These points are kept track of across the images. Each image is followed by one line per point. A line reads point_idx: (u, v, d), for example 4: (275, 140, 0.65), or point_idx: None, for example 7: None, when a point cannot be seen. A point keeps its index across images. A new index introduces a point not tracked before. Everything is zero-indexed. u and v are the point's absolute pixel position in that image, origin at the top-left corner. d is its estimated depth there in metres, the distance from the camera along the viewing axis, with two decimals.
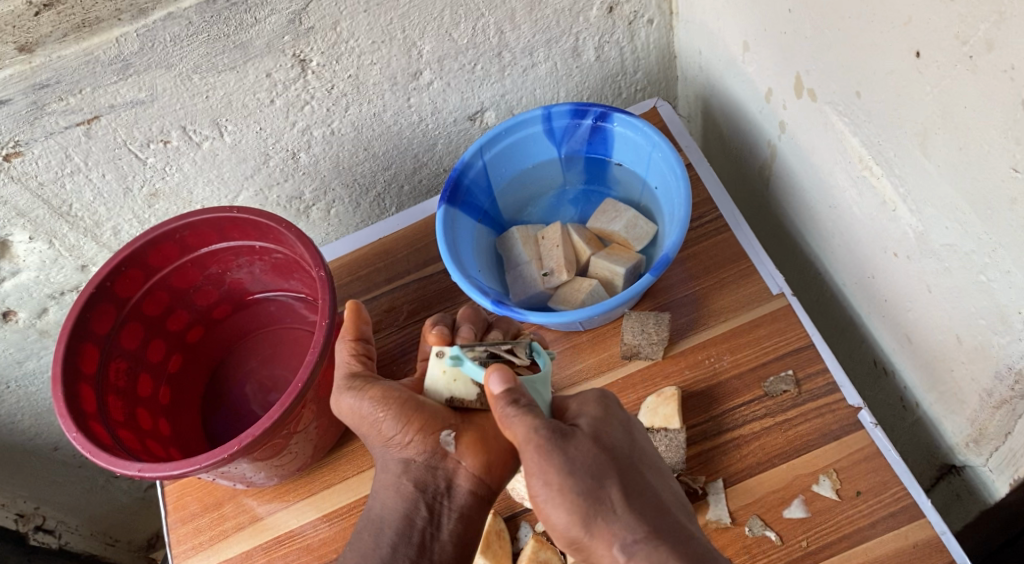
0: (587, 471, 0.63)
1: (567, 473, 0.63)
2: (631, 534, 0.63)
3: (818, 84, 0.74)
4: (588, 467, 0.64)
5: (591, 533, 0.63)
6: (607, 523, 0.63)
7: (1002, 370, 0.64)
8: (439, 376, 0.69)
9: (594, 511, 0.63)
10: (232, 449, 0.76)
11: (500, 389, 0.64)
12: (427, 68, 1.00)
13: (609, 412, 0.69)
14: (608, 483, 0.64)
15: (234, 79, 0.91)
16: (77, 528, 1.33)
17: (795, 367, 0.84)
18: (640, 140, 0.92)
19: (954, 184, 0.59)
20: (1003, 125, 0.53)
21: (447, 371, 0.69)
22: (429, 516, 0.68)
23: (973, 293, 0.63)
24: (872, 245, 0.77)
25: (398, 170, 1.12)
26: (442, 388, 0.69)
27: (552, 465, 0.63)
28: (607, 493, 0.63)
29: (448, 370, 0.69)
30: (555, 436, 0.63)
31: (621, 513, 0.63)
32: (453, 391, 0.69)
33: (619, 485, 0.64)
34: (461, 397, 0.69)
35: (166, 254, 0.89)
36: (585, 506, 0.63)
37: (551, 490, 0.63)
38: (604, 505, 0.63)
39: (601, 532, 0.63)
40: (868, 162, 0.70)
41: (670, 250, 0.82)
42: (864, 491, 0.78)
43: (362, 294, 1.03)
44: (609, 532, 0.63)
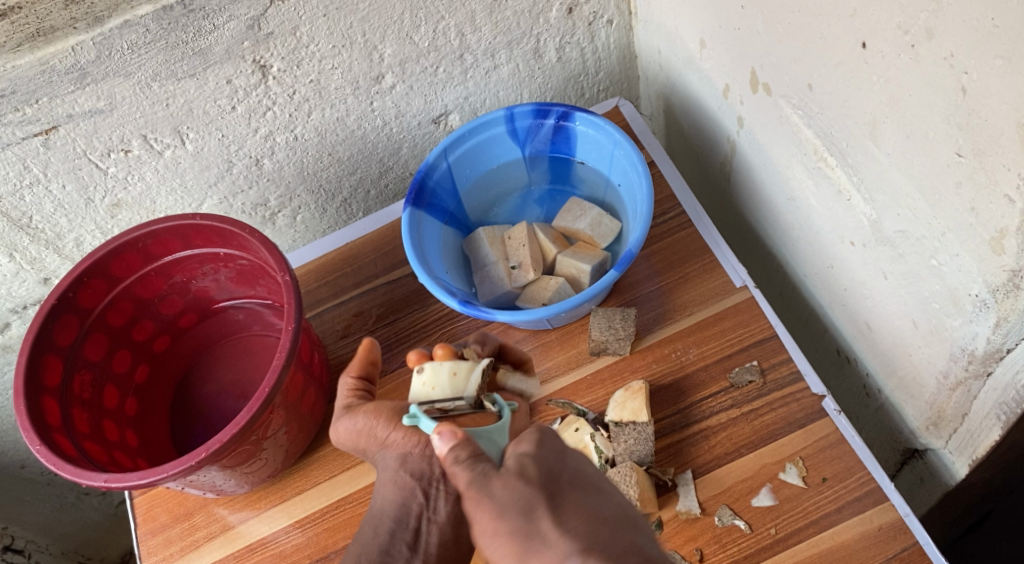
0: (507, 506, 0.58)
1: (494, 513, 0.58)
2: (571, 562, 0.54)
3: (772, 79, 0.75)
4: (513, 499, 0.58)
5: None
6: None
7: (956, 352, 0.65)
8: (420, 388, 0.70)
9: None
10: (200, 456, 0.75)
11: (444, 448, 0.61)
12: (389, 72, 1.00)
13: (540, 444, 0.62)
14: (538, 512, 0.57)
15: (195, 87, 0.90)
16: (48, 548, 1.31)
17: (760, 357, 0.86)
18: (602, 138, 0.92)
19: (905, 172, 0.61)
20: (946, 111, 0.54)
21: (428, 380, 0.69)
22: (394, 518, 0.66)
23: (926, 277, 0.64)
24: (830, 235, 0.79)
25: (364, 175, 1.12)
26: (422, 396, 0.69)
27: (482, 511, 0.58)
28: (538, 521, 0.57)
29: (427, 380, 0.69)
30: (479, 479, 0.59)
31: (556, 541, 0.56)
32: (431, 397, 0.69)
33: (548, 507, 0.57)
34: (440, 401, 0.68)
35: (129, 263, 0.88)
36: None
37: (487, 531, 0.58)
38: (536, 536, 0.56)
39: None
40: (822, 153, 0.72)
41: (634, 246, 0.83)
42: (830, 477, 0.79)
43: (330, 299, 1.02)
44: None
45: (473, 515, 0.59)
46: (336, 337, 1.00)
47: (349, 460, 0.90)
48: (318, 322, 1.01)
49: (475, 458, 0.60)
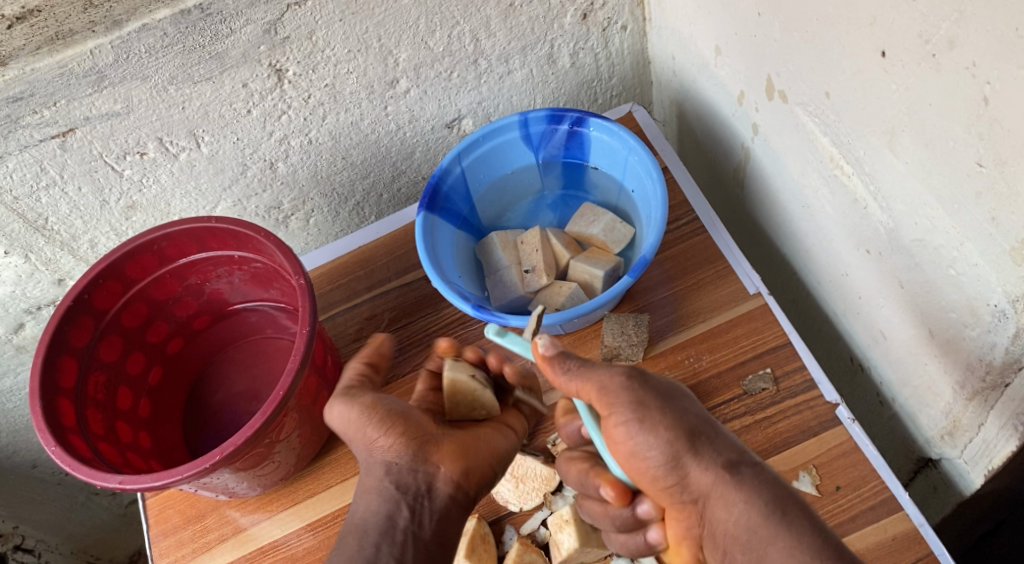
0: (674, 403, 0.65)
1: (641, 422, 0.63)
2: (728, 456, 0.64)
3: (789, 86, 0.75)
4: (670, 397, 0.66)
5: (695, 453, 0.63)
6: (703, 454, 0.63)
7: (974, 362, 0.65)
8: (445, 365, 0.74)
9: (693, 444, 0.63)
10: (214, 459, 0.75)
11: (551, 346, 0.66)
12: (403, 76, 1.00)
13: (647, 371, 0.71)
14: (694, 414, 0.66)
15: (210, 90, 0.91)
16: (58, 547, 1.31)
17: (774, 365, 0.85)
18: (616, 144, 0.92)
19: (923, 181, 0.60)
20: (967, 121, 0.53)
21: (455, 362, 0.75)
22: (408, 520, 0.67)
23: (944, 287, 0.64)
24: (845, 243, 0.79)
25: (377, 179, 1.13)
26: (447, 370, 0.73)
27: (650, 395, 0.64)
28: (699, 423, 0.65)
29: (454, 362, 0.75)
30: (635, 374, 0.66)
31: (715, 438, 0.65)
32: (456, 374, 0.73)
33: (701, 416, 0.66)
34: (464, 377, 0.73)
35: (144, 265, 0.88)
36: (682, 438, 0.63)
37: (648, 419, 0.64)
38: (701, 427, 0.65)
39: (702, 455, 0.63)
40: (839, 161, 0.72)
41: (648, 252, 0.83)
42: (843, 486, 0.78)
43: (342, 302, 1.03)
44: (710, 456, 0.64)
45: (621, 399, 0.64)
46: (348, 339, 1.00)
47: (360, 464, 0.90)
48: (330, 325, 1.01)
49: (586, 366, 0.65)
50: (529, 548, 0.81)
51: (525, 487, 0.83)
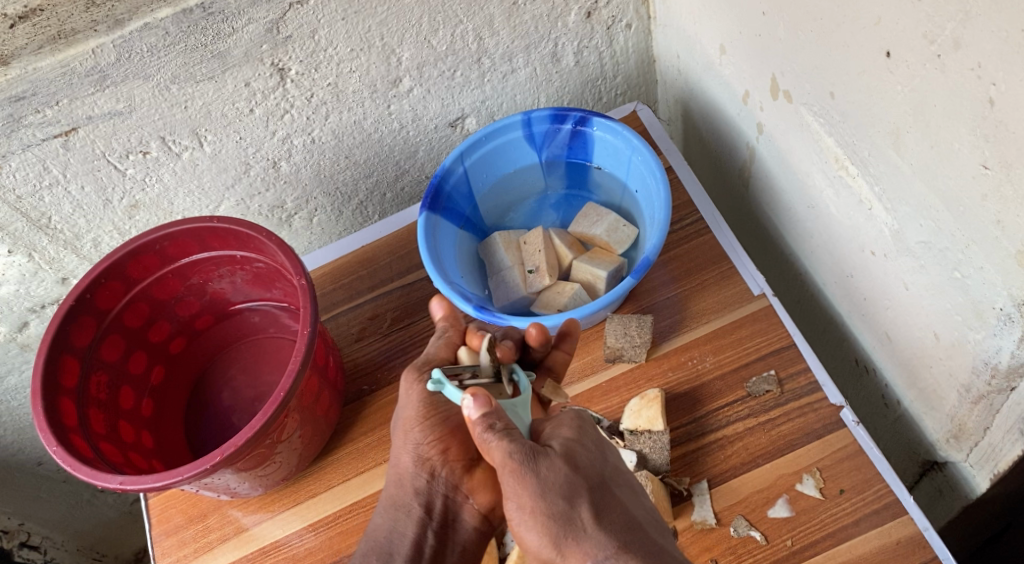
0: (556, 492, 0.62)
1: (537, 492, 0.62)
2: (602, 551, 0.60)
3: (793, 86, 0.75)
4: (558, 486, 0.62)
5: (563, 554, 0.61)
6: (578, 543, 0.61)
7: (979, 365, 0.64)
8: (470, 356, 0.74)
9: (566, 532, 0.61)
10: (215, 460, 0.75)
11: (478, 412, 0.64)
12: (406, 75, 1.00)
13: (584, 434, 0.67)
14: (581, 503, 0.62)
15: (213, 89, 0.91)
16: (63, 544, 1.33)
17: (778, 367, 0.85)
18: (620, 144, 0.91)
19: (928, 183, 0.59)
20: (972, 122, 0.52)
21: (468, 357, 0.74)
22: None
23: (950, 288, 0.63)
24: (850, 244, 0.78)
25: (380, 178, 1.13)
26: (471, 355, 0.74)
27: (524, 491, 0.62)
28: (579, 513, 0.62)
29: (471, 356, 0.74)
30: (526, 458, 0.63)
31: (593, 531, 0.61)
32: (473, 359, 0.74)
33: (592, 503, 0.62)
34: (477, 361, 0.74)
35: (147, 265, 0.88)
36: (556, 526, 0.62)
37: (523, 513, 0.62)
38: (575, 524, 0.61)
39: (574, 553, 0.61)
40: (843, 161, 0.72)
41: (651, 253, 0.83)
42: (847, 489, 0.78)
43: (344, 302, 1.02)
44: (583, 552, 0.61)
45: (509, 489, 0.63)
46: (350, 339, 0.99)
47: (363, 464, 0.90)
48: (333, 325, 1.01)
49: (504, 441, 0.63)
50: None
51: None
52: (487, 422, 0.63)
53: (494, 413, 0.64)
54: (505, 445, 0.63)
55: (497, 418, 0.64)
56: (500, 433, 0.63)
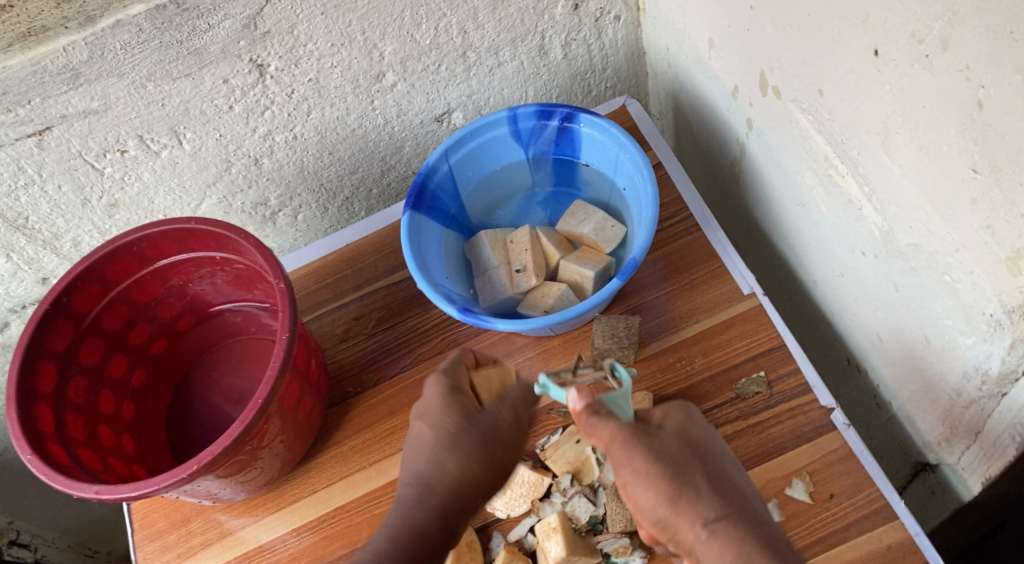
0: (668, 459, 0.67)
1: (649, 459, 0.66)
2: (712, 513, 0.65)
3: (782, 82, 0.73)
4: (670, 455, 0.67)
5: (677, 510, 0.65)
6: (692, 502, 0.65)
7: (970, 370, 0.62)
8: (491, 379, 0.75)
9: (681, 491, 0.66)
10: (192, 469, 0.74)
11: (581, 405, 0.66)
12: (390, 70, 0.98)
13: (692, 416, 0.71)
14: (693, 471, 0.67)
15: (190, 87, 0.89)
16: (55, 541, 1.32)
17: (767, 368, 0.83)
18: (607, 141, 0.89)
19: (917, 184, 0.57)
20: (960, 125, 0.50)
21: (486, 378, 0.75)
22: (390, 531, 0.68)
23: (940, 292, 0.61)
24: (841, 244, 0.77)
25: (365, 174, 1.11)
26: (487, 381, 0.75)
27: (638, 455, 0.66)
28: (693, 480, 0.66)
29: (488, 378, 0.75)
30: (637, 431, 0.67)
31: (705, 494, 0.66)
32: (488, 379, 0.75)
33: (704, 473, 0.67)
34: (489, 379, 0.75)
35: (125, 266, 0.86)
36: (671, 487, 0.65)
37: (637, 476, 0.66)
38: (690, 486, 0.66)
39: (687, 511, 0.65)
40: (833, 160, 0.70)
41: (638, 255, 0.81)
42: (837, 493, 0.76)
43: (329, 301, 1.01)
44: (695, 511, 0.65)
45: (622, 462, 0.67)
46: (335, 340, 0.98)
47: (347, 468, 0.89)
48: (317, 325, 0.99)
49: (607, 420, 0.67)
50: (516, 556, 0.78)
51: (514, 493, 0.80)
52: (591, 409, 0.67)
53: (597, 402, 0.67)
54: (609, 423, 0.67)
55: (601, 404, 0.67)
56: (603, 416, 0.66)
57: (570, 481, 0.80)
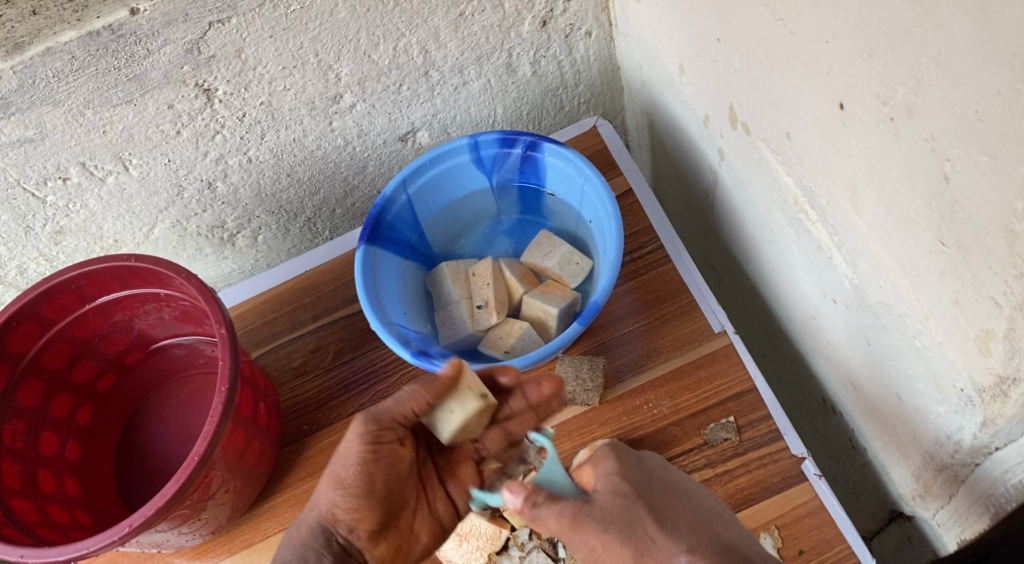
0: (615, 520, 0.60)
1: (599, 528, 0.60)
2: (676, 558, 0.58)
3: (750, 119, 0.69)
4: (615, 515, 0.60)
5: None
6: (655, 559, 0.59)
7: (942, 437, 0.58)
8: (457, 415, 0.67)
9: (640, 551, 0.59)
10: (124, 530, 0.70)
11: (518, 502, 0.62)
12: (347, 91, 0.93)
13: (624, 461, 0.65)
14: (643, 520, 0.60)
15: (133, 113, 0.84)
16: None
17: (737, 413, 0.80)
18: (572, 172, 0.85)
19: (886, 246, 0.53)
20: (927, 195, 0.46)
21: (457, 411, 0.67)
22: None
23: (911, 356, 0.57)
24: (813, 288, 0.73)
25: (327, 195, 1.07)
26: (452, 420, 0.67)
27: (588, 533, 0.60)
28: (644, 530, 0.60)
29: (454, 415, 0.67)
30: (578, 507, 0.61)
31: (662, 542, 0.59)
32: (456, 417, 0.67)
33: (652, 515, 0.60)
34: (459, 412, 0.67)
35: (63, 304, 0.82)
36: (627, 548, 0.59)
37: (597, 548, 0.61)
38: (643, 540, 0.59)
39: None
40: (803, 205, 0.66)
41: (600, 297, 0.77)
42: (807, 550, 0.73)
43: (286, 332, 0.97)
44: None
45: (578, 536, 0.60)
46: (291, 374, 0.94)
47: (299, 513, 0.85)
48: (272, 358, 0.95)
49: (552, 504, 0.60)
50: None
51: (470, 546, 0.77)
52: (530, 503, 0.61)
53: (533, 491, 0.61)
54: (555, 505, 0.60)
55: (538, 493, 0.61)
56: (545, 506, 0.61)
57: (528, 536, 0.78)
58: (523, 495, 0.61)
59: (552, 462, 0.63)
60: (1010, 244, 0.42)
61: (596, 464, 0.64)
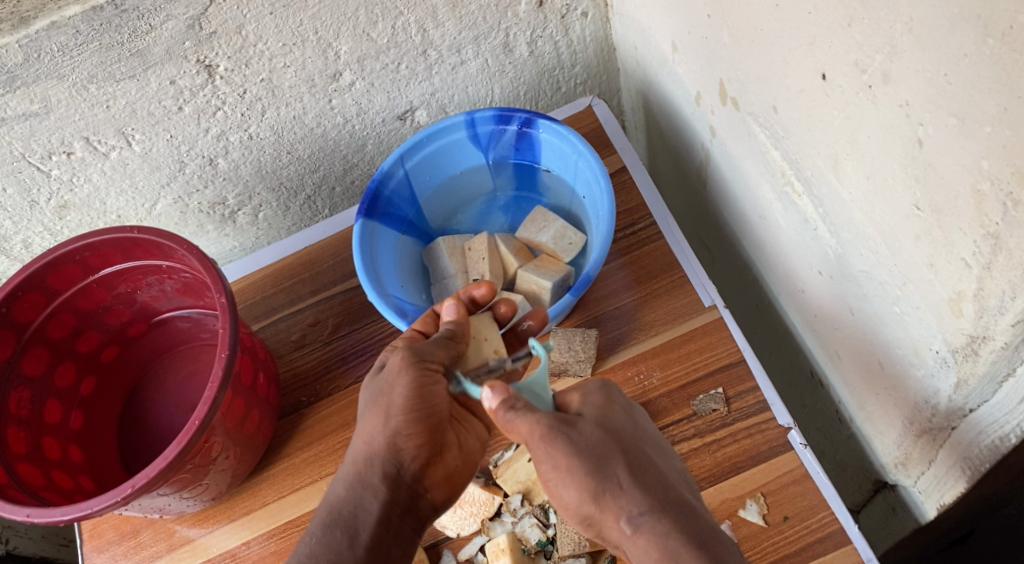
0: (589, 450, 0.63)
1: (570, 451, 0.62)
2: (636, 507, 0.61)
3: (740, 94, 0.70)
4: (590, 445, 0.63)
5: (601, 507, 0.62)
6: (614, 498, 0.62)
7: (921, 401, 0.60)
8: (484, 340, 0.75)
9: (603, 487, 0.62)
10: (127, 491, 0.71)
11: (493, 401, 0.64)
12: (346, 69, 0.95)
13: (611, 399, 0.68)
14: (613, 460, 0.63)
15: (135, 88, 0.86)
16: (27, 532, 1.21)
17: (726, 385, 0.81)
18: (566, 148, 0.86)
19: (866, 213, 0.55)
20: (904, 160, 0.47)
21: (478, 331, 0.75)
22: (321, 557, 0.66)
23: (891, 323, 0.59)
24: (800, 260, 0.74)
25: (327, 173, 1.08)
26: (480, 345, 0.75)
27: (559, 451, 0.63)
28: (613, 471, 0.62)
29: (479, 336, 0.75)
30: (557, 423, 0.63)
31: (627, 488, 0.62)
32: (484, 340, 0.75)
33: (624, 462, 0.63)
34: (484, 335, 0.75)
35: (68, 275, 0.84)
36: (594, 482, 0.62)
37: (559, 472, 0.63)
38: (610, 480, 0.62)
39: (610, 508, 0.62)
40: (790, 178, 0.67)
41: (593, 269, 0.78)
42: (791, 516, 0.75)
43: (286, 306, 0.98)
44: (618, 507, 0.61)
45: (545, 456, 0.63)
46: (291, 347, 0.96)
47: (299, 481, 0.87)
48: (272, 332, 0.97)
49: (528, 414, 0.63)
50: None
51: (463, 512, 0.79)
52: (507, 405, 0.63)
53: (513, 395, 0.64)
54: (530, 418, 0.63)
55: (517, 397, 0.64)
56: (522, 410, 0.63)
57: (521, 502, 0.79)
58: (502, 396, 0.64)
59: (539, 374, 0.68)
60: (980, 205, 0.44)
61: (586, 395, 0.68)
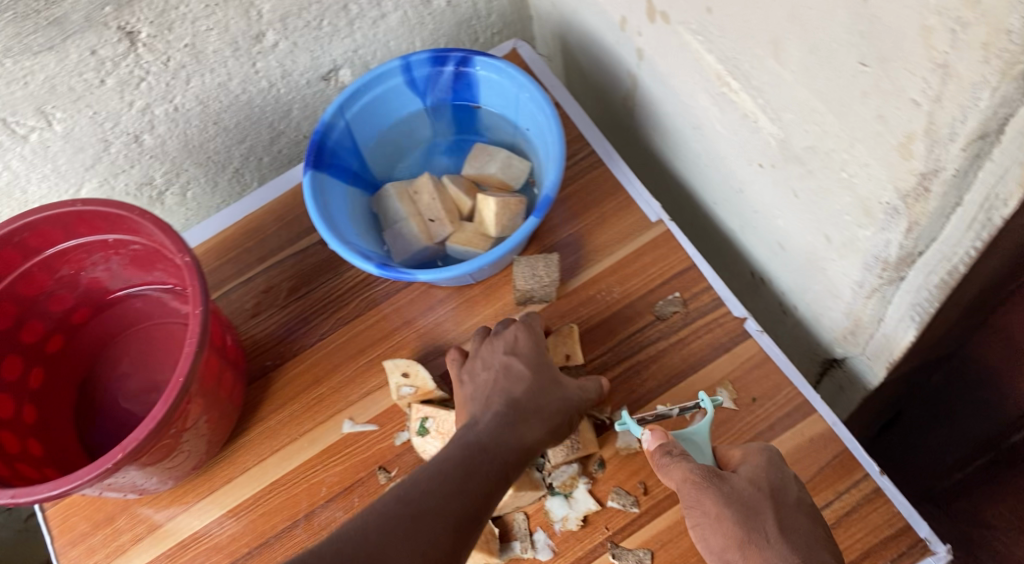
0: (740, 503, 0.67)
1: (722, 501, 0.67)
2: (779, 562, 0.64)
3: (669, 6, 0.75)
4: (744, 498, 0.67)
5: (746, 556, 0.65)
6: (760, 550, 0.64)
7: (870, 261, 0.66)
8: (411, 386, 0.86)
9: (750, 536, 0.65)
10: (116, 457, 0.70)
11: (653, 445, 0.73)
12: (269, 29, 0.94)
13: (770, 456, 0.71)
14: (764, 514, 0.66)
15: (54, 61, 0.82)
16: None
17: (682, 289, 0.86)
18: (504, 82, 0.89)
19: (808, 87, 0.60)
20: (847, 21, 0.53)
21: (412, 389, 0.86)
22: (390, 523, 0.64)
23: (838, 191, 0.65)
24: (737, 158, 0.80)
25: (255, 142, 1.07)
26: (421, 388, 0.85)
27: (709, 497, 0.67)
28: (763, 522, 0.66)
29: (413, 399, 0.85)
30: (710, 476, 0.68)
31: (774, 542, 0.65)
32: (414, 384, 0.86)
33: (774, 517, 0.66)
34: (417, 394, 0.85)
35: (6, 260, 0.80)
36: (742, 529, 0.65)
37: (709, 518, 0.67)
38: (758, 531, 0.65)
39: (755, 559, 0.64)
40: (725, 78, 0.72)
41: (550, 191, 0.81)
42: (759, 397, 0.81)
43: (233, 277, 0.97)
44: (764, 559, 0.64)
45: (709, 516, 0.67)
46: (246, 315, 0.94)
47: (278, 442, 0.87)
48: (224, 303, 0.95)
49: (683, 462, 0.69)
50: None
51: None
52: (664, 449, 0.71)
53: (670, 443, 0.72)
54: (682, 466, 0.69)
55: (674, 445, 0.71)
56: (676, 457, 0.70)
57: None
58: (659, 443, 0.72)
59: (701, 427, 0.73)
60: (928, 40, 0.49)
61: (747, 455, 0.71)
